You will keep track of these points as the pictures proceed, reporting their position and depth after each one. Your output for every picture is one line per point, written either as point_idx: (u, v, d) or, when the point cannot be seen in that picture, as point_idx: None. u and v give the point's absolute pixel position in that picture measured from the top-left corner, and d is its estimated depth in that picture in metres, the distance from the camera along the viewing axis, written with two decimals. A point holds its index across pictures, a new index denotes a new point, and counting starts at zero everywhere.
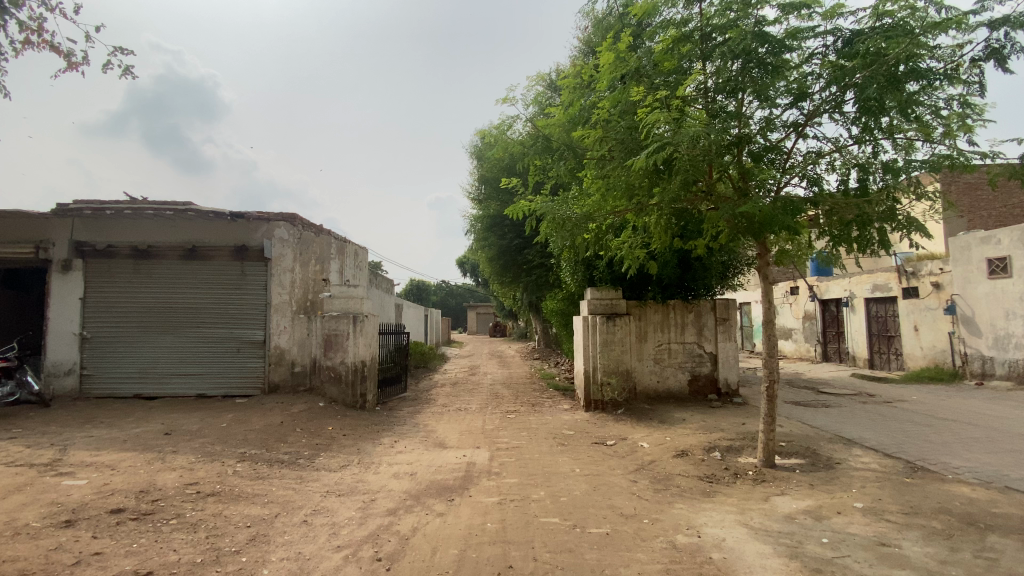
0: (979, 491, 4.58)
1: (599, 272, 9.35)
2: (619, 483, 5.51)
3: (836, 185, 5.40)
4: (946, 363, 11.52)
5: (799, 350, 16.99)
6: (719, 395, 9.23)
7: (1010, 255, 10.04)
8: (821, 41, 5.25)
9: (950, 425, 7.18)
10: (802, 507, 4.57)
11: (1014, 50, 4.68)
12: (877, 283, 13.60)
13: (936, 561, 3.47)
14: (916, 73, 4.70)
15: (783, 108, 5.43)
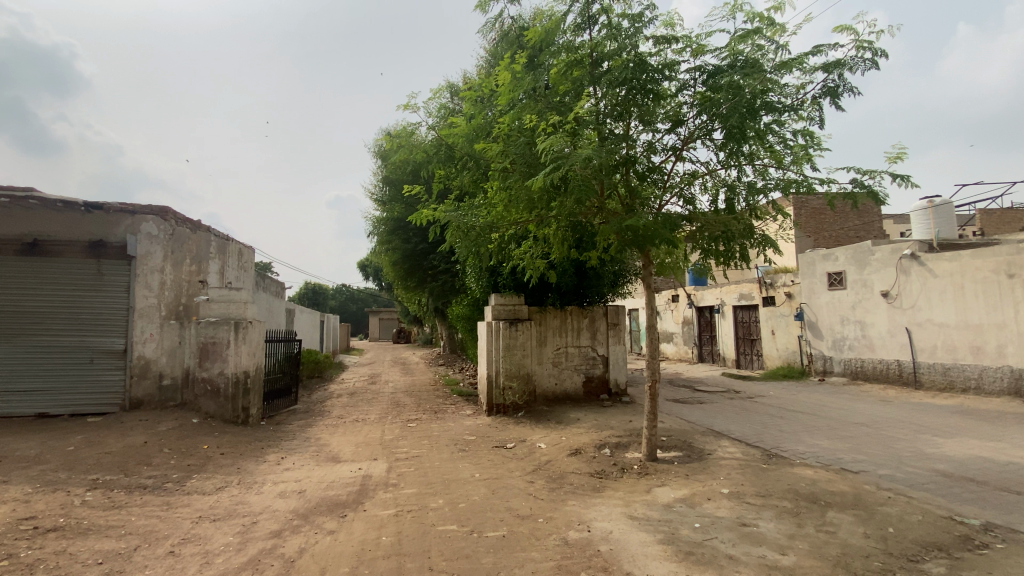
0: (820, 473, 5.34)
1: (503, 279, 9.59)
2: (517, 485, 5.63)
3: (708, 204, 6.03)
4: (796, 362, 13.32)
5: (679, 352, 18.67)
6: (610, 394, 9.82)
7: (845, 269, 11.90)
8: (691, 76, 5.88)
9: (798, 416, 8.31)
10: (679, 496, 5.02)
11: (844, 90, 5.58)
12: (742, 292, 15.38)
13: (786, 537, 3.99)
14: (769, 109, 5.42)
15: (663, 133, 5.97)
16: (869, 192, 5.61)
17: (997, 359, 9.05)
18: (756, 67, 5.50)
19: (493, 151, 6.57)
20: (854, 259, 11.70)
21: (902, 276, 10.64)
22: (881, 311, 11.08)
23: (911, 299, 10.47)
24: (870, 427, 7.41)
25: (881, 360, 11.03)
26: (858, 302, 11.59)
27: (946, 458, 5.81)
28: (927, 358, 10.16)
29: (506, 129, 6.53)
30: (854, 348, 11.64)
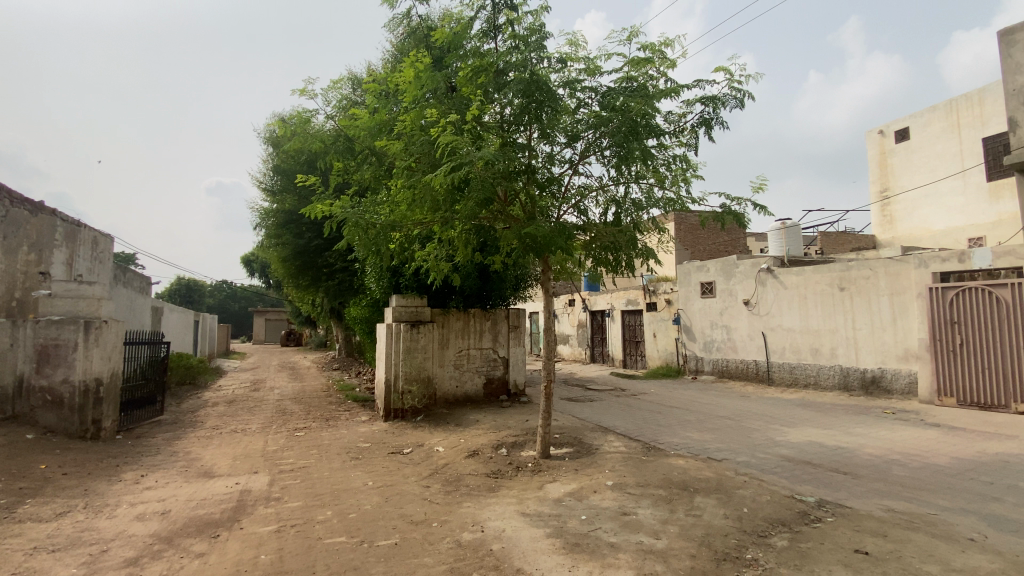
0: (690, 462, 5.94)
1: (405, 280, 9.40)
2: (412, 490, 5.54)
3: (600, 217, 6.45)
4: (673, 362, 14.66)
5: (573, 354, 19.68)
6: (508, 395, 10.03)
7: (714, 279, 13.37)
8: (587, 94, 6.27)
9: (674, 411, 9.18)
10: (568, 490, 5.28)
11: (716, 122, 6.30)
12: (630, 298, 16.61)
13: (660, 522, 4.38)
14: (654, 132, 5.95)
15: (561, 146, 6.29)
16: (734, 214, 6.39)
17: (831, 358, 10.72)
18: (644, 92, 6.00)
19: (395, 149, 6.44)
20: (722, 271, 13.19)
21: (760, 286, 12.21)
22: (742, 316, 12.60)
23: (766, 306, 12.03)
24: (733, 420, 8.40)
25: (743, 360, 12.53)
26: (725, 309, 13.06)
27: (790, 444, 6.77)
28: (778, 358, 11.74)
29: (410, 127, 6.43)
30: (720, 349, 13.12)
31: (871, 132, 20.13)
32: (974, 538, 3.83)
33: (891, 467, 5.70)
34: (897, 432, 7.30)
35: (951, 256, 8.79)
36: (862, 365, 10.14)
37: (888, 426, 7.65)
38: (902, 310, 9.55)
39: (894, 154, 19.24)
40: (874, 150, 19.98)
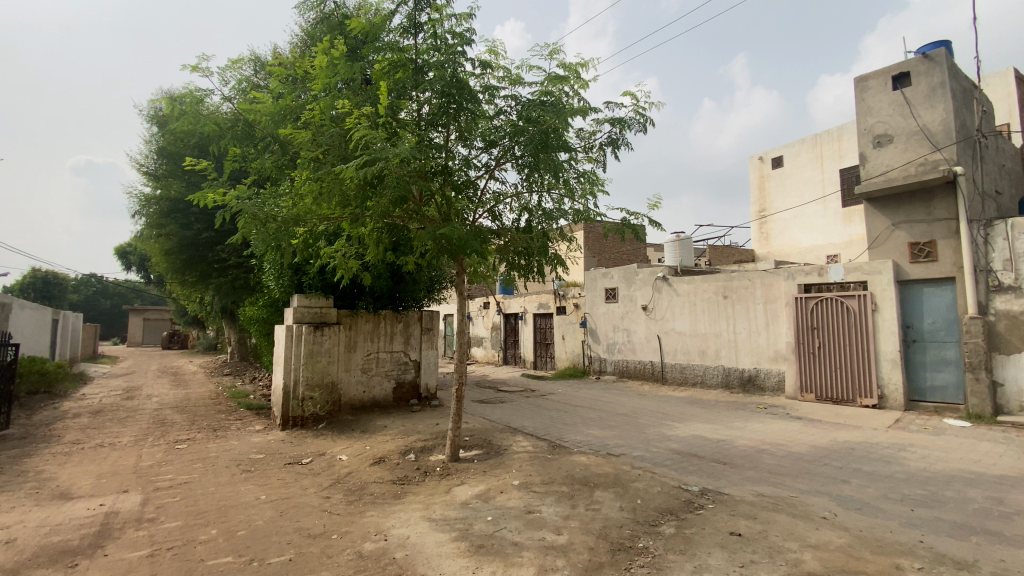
0: (592, 459, 6.24)
1: (309, 279, 8.86)
2: (311, 502, 5.24)
3: (513, 223, 6.57)
4: (579, 363, 15.33)
5: (485, 356, 19.87)
6: (419, 399, 9.86)
7: (617, 285, 14.20)
8: (506, 102, 6.36)
9: (578, 410, 9.59)
10: (475, 492, 5.30)
11: (623, 143, 6.71)
12: (541, 301, 17.12)
13: (562, 518, 4.56)
14: (566, 147, 6.20)
15: (477, 150, 6.33)
16: (635, 230, 6.84)
17: (715, 359, 11.82)
18: (559, 107, 6.22)
19: (303, 139, 6.07)
20: (624, 278, 14.04)
21: (657, 293, 13.17)
22: (641, 320, 13.50)
23: (662, 312, 13.00)
24: (631, 417, 8.97)
25: (641, 361, 13.41)
26: (626, 313, 13.91)
27: (679, 438, 7.36)
28: (671, 358, 12.72)
29: (320, 117, 6.11)
30: (622, 351, 13.93)
31: (752, 158, 22.54)
32: (825, 516, 4.43)
33: (761, 456, 6.42)
34: (767, 425, 8.24)
35: (813, 270, 10.11)
36: (741, 366, 11.29)
37: (760, 420, 8.61)
38: (774, 316, 10.79)
39: (770, 178, 21.72)
40: (755, 174, 22.42)
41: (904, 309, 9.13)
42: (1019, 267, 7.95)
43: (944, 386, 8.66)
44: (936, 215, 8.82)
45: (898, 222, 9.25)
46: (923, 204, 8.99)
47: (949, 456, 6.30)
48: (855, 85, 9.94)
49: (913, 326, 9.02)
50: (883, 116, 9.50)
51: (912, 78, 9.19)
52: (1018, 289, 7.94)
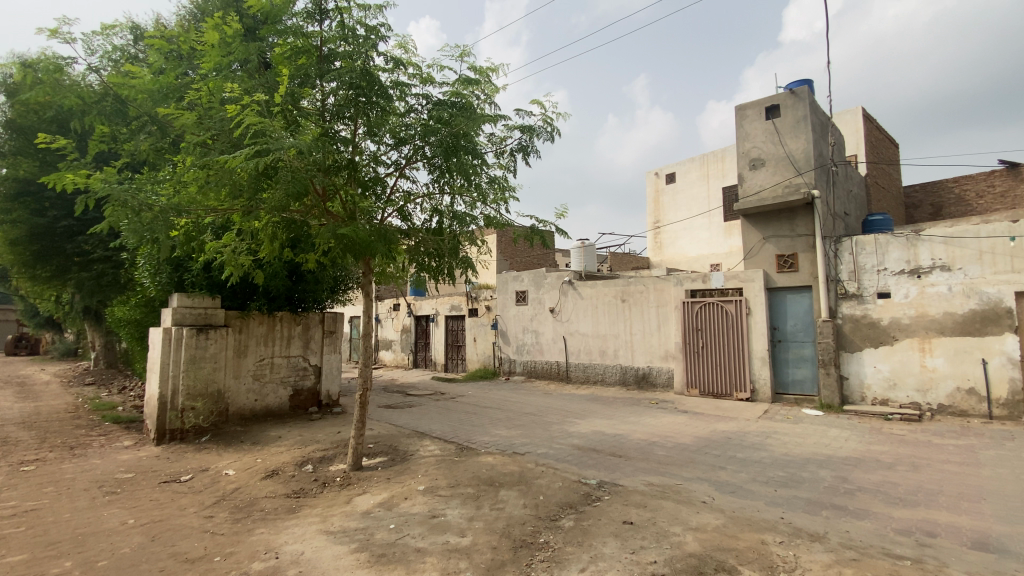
0: (498, 459, 6.32)
1: (192, 276, 8.00)
2: (190, 523, 4.74)
3: (423, 224, 6.48)
4: (490, 365, 15.50)
5: (395, 359, 19.42)
6: (319, 407, 9.36)
7: (527, 289, 14.55)
8: (417, 101, 6.27)
9: (486, 411, 9.68)
10: (378, 501, 5.13)
11: (532, 150, 6.92)
12: (453, 304, 17.04)
13: (466, 520, 4.57)
14: (476, 150, 6.26)
15: (385, 147, 6.17)
16: (542, 236, 7.06)
17: (614, 358, 12.53)
18: (470, 110, 6.26)
19: (188, 122, 5.50)
20: (533, 282, 14.42)
21: (563, 296, 13.70)
22: (548, 322, 13.94)
23: (567, 314, 13.54)
24: (536, 415, 9.23)
25: (548, 362, 13.85)
26: (534, 315, 14.30)
27: (581, 434, 7.71)
28: (575, 358, 13.27)
29: (209, 99, 5.58)
30: (530, 352, 14.28)
31: (649, 174, 24.33)
32: (705, 501, 4.88)
33: (653, 448, 6.94)
34: (660, 419, 8.91)
35: (699, 277, 11.11)
36: (637, 364, 12.09)
37: (654, 415, 9.28)
38: (665, 318, 11.70)
39: (665, 193, 23.57)
40: (652, 189, 24.19)
41: (772, 313, 10.36)
42: (860, 278, 9.39)
43: (802, 379, 9.93)
44: (798, 231, 10.11)
45: (767, 236, 10.52)
46: (787, 221, 10.28)
47: (805, 441, 7.26)
48: (736, 113, 11.10)
49: (779, 327, 10.26)
50: (757, 142, 10.71)
51: (782, 110, 10.42)
52: (858, 296, 9.39)
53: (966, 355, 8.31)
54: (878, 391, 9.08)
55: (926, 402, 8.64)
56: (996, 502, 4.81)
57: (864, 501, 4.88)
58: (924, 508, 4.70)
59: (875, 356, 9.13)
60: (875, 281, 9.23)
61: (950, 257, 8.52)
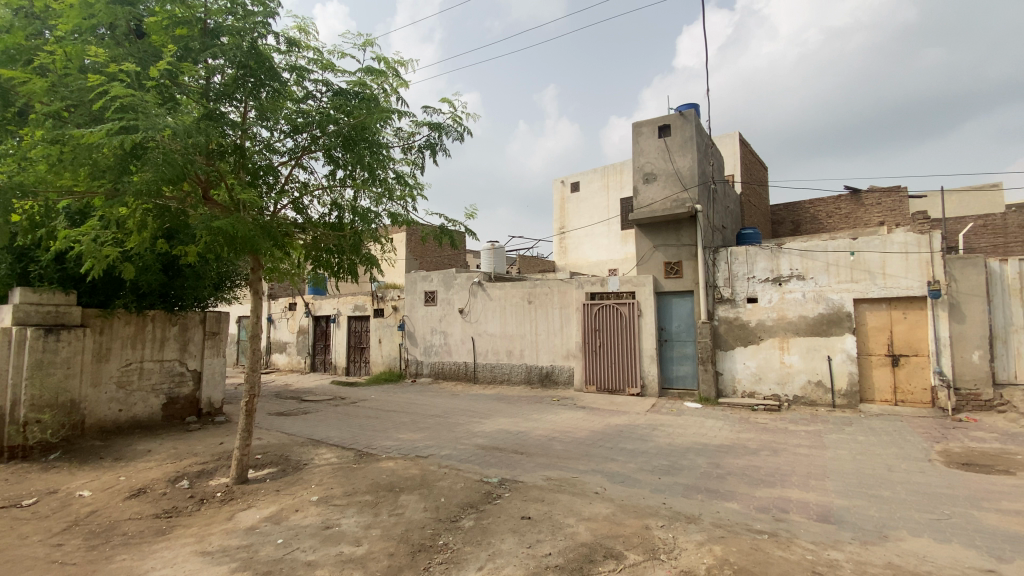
0: (399, 463, 6.18)
1: (39, 267, 6.85)
2: (31, 554, 4.06)
3: (323, 218, 6.16)
4: (395, 367, 15.10)
5: (291, 362, 18.23)
6: (198, 416, 8.56)
7: (437, 289, 14.36)
8: (316, 88, 5.96)
9: (389, 414, 9.42)
10: (265, 515, 4.78)
11: (440, 148, 6.88)
12: (357, 303, 16.33)
13: (362, 528, 4.41)
14: (380, 145, 6.08)
15: (279, 134, 5.80)
16: (450, 235, 7.02)
17: (520, 358, 12.82)
18: (375, 102, 6.07)
19: (35, 88, 4.78)
20: (443, 282, 14.26)
21: (471, 297, 13.74)
22: (458, 323, 13.88)
23: (476, 315, 13.60)
24: (442, 417, 9.17)
25: (455, 362, 13.80)
26: (442, 316, 14.18)
27: (485, 434, 7.81)
28: (483, 359, 13.37)
29: (64, 64, 4.87)
30: (438, 353, 14.13)
31: (556, 181, 25.27)
32: (598, 491, 5.18)
33: (553, 444, 7.21)
34: (561, 416, 9.28)
35: (597, 281, 11.76)
36: (541, 364, 12.47)
37: (555, 412, 9.65)
38: (567, 319, 12.20)
39: (571, 200, 24.58)
40: (558, 196, 25.13)
41: (660, 314, 11.28)
42: (733, 285, 10.54)
43: (684, 375, 10.92)
44: (683, 241, 11.10)
45: (657, 245, 11.40)
46: (674, 232, 11.22)
47: (688, 432, 7.98)
48: (633, 129, 11.91)
49: (666, 328, 11.18)
50: (650, 158, 11.58)
51: (672, 129, 11.37)
52: (732, 300, 10.52)
53: (815, 352, 9.66)
54: (746, 384, 10.24)
55: (783, 394, 9.90)
56: (835, 478, 5.65)
57: (732, 484, 5.48)
58: (780, 487, 5.39)
59: (745, 354, 10.29)
60: (746, 287, 10.40)
61: (804, 268, 9.86)
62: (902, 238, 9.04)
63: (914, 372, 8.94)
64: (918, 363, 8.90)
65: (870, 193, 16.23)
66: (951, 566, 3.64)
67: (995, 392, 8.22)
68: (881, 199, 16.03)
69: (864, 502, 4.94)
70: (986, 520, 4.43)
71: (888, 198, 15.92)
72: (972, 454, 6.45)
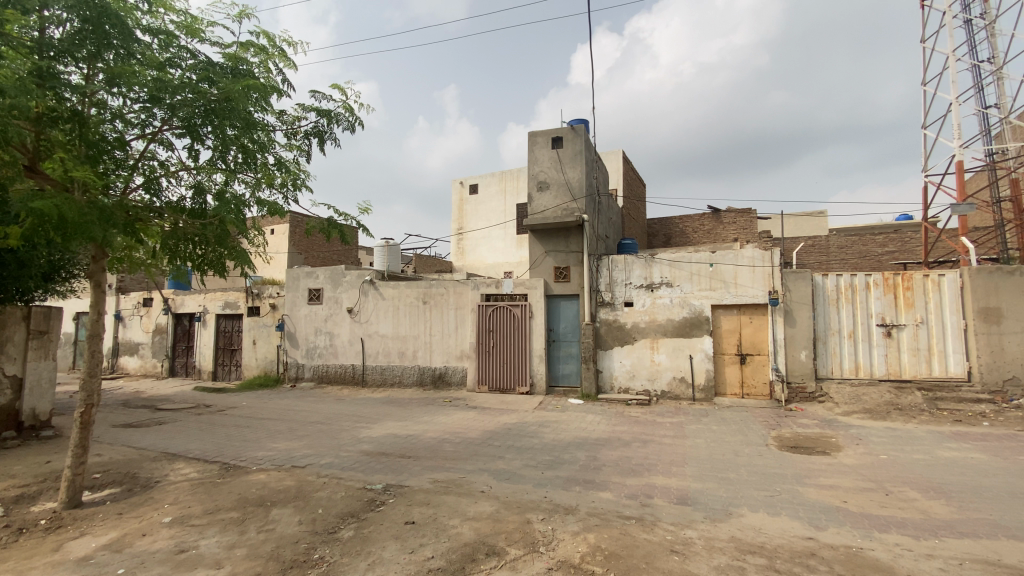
0: (272, 475, 5.72)
1: None
2: None
3: (185, 204, 5.53)
4: (272, 371, 13.94)
5: (145, 366, 16.02)
6: (18, 431, 7.12)
7: (322, 286, 13.52)
8: (183, 58, 5.38)
9: (264, 422, 8.68)
10: (102, 543, 4.13)
11: (329, 136, 6.59)
12: (228, 300, 14.81)
13: (224, 549, 4.00)
14: (258, 128, 5.65)
15: (133, 104, 5.15)
16: (340, 229, 6.65)
17: (412, 360, 12.56)
18: (252, 80, 5.64)
19: None
20: (329, 279, 13.46)
21: (362, 296, 13.13)
22: (345, 323, 13.21)
23: (366, 315, 13.04)
24: (324, 424, 8.66)
25: (341, 365, 13.12)
26: (329, 316, 13.39)
27: (371, 439, 7.53)
28: (372, 361, 12.88)
29: None
30: (322, 355, 13.33)
31: (455, 182, 25.25)
32: (483, 490, 5.26)
33: (442, 446, 7.18)
34: (452, 417, 9.26)
35: (492, 283, 11.94)
36: (433, 365, 12.35)
37: (445, 413, 9.62)
38: (462, 321, 12.21)
39: (468, 202, 24.71)
40: (456, 197, 25.12)
41: (549, 316, 11.78)
42: (614, 290, 11.36)
43: (569, 374, 11.51)
44: (571, 247, 11.72)
45: (548, 251, 11.90)
46: (563, 239, 11.80)
47: (571, 428, 8.42)
48: (528, 138, 12.30)
49: (554, 329, 11.70)
50: (543, 167, 12.05)
51: (564, 141, 11.95)
52: (612, 304, 11.34)
53: (680, 352, 10.76)
54: (623, 381, 11.08)
55: (653, 389, 10.88)
56: (694, 465, 6.34)
57: (607, 475, 5.91)
58: (647, 475, 5.92)
59: (622, 353, 11.14)
60: (624, 292, 11.28)
61: (673, 276, 10.94)
62: (750, 253, 10.44)
63: (757, 369, 10.38)
64: (760, 361, 10.35)
65: (729, 212, 18.52)
66: (780, 535, 4.27)
67: (816, 385, 9.80)
68: (736, 218, 18.37)
69: (715, 485, 5.61)
70: (807, 494, 5.28)
71: (742, 218, 18.30)
72: (799, 438, 7.66)
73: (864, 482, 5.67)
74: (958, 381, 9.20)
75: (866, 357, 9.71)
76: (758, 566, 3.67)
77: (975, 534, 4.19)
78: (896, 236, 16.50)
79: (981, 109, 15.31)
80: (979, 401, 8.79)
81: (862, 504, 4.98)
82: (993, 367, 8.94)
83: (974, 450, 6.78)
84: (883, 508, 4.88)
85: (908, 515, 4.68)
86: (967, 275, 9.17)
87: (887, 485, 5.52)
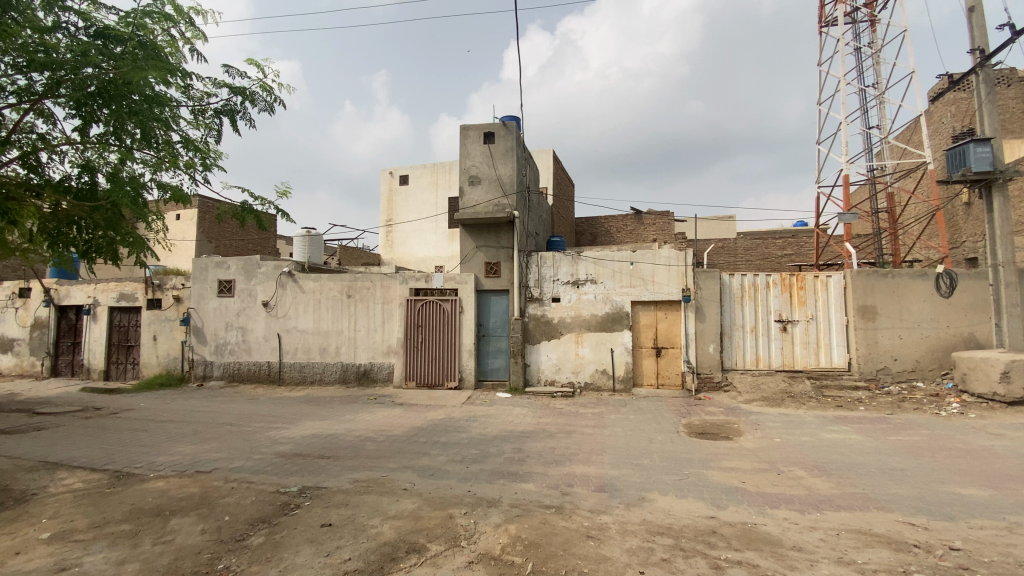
0: (172, 482, 5.27)
1: None
2: None
3: (68, 181, 4.96)
4: (175, 369, 12.80)
5: (21, 365, 14.14)
6: None
7: (234, 278, 12.58)
8: (73, 22, 4.93)
9: (164, 425, 7.96)
10: None
11: (244, 116, 6.26)
12: (124, 292, 13.41)
13: (113, 565, 3.65)
14: (161, 103, 5.20)
15: (6, 68, 4.58)
16: (256, 215, 6.23)
17: (335, 356, 12.07)
18: (156, 51, 5.20)
19: None
20: (243, 270, 12.56)
21: (280, 289, 12.39)
22: (261, 318, 12.41)
23: (284, 309, 12.33)
24: (234, 425, 8.11)
25: (255, 362, 12.34)
26: (242, 310, 12.52)
27: (288, 440, 7.17)
28: (291, 357, 12.22)
29: None
30: (234, 352, 12.45)
31: (384, 171, 24.47)
32: (406, 488, 5.20)
33: (364, 444, 6.99)
34: (376, 414, 9.03)
35: (422, 277, 11.75)
36: (359, 361, 11.95)
37: (370, 410, 9.37)
38: (389, 315, 11.90)
39: (399, 192, 24.06)
40: (386, 187, 24.38)
41: (478, 311, 11.80)
42: (542, 286, 11.61)
43: (498, 368, 11.62)
44: (500, 243, 11.81)
45: (479, 246, 11.91)
46: (494, 235, 11.86)
47: (499, 421, 8.53)
48: (459, 131, 12.18)
49: (483, 324, 11.76)
50: (475, 161, 12.00)
51: (496, 137, 11.97)
52: (540, 300, 11.58)
53: (603, 345, 11.22)
54: (549, 374, 11.37)
55: (578, 381, 11.26)
56: (611, 453, 6.66)
57: (530, 466, 6.06)
58: (569, 465, 6.15)
59: (549, 346, 11.43)
60: (552, 288, 11.56)
61: (596, 273, 11.38)
62: (667, 253, 11.11)
63: (671, 361, 11.07)
64: (674, 353, 11.06)
65: (650, 214, 19.58)
66: (686, 516, 4.61)
67: (722, 375, 10.63)
68: (656, 220, 19.49)
69: (630, 471, 5.94)
70: (712, 476, 5.74)
71: (661, 221, 19.46)
72: (707, 425, 8.28)
73: (761, 463, 6.26)
74: (840, 370, 10.38)
75: (765, 349, 10.68)
76: (666, 545, 3.94)
77: (849, 507, 4.76)
78: (793, 240, 18.27)
79: (865, 129, 17.30)
80: (856, 388, 9.97)
81: (758, 483, 5.49)
82: (868, 358, 10.16)
83: (851, 432, 7.70)
84: (775, 486, 5.41)
85: (795, 491, 5.24)
86: (849, 277, 10.32)
87: (780, 466, 6.12)
